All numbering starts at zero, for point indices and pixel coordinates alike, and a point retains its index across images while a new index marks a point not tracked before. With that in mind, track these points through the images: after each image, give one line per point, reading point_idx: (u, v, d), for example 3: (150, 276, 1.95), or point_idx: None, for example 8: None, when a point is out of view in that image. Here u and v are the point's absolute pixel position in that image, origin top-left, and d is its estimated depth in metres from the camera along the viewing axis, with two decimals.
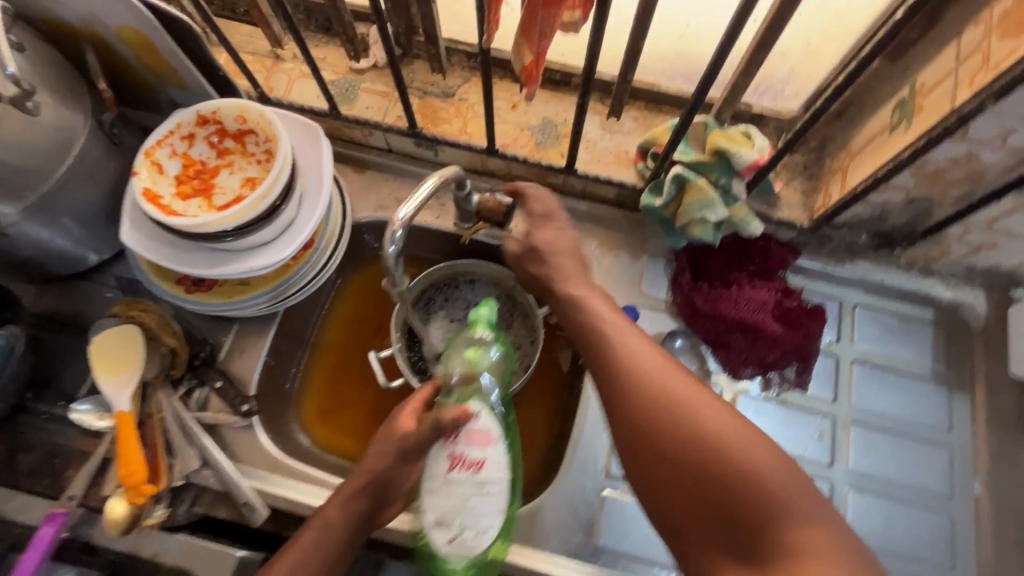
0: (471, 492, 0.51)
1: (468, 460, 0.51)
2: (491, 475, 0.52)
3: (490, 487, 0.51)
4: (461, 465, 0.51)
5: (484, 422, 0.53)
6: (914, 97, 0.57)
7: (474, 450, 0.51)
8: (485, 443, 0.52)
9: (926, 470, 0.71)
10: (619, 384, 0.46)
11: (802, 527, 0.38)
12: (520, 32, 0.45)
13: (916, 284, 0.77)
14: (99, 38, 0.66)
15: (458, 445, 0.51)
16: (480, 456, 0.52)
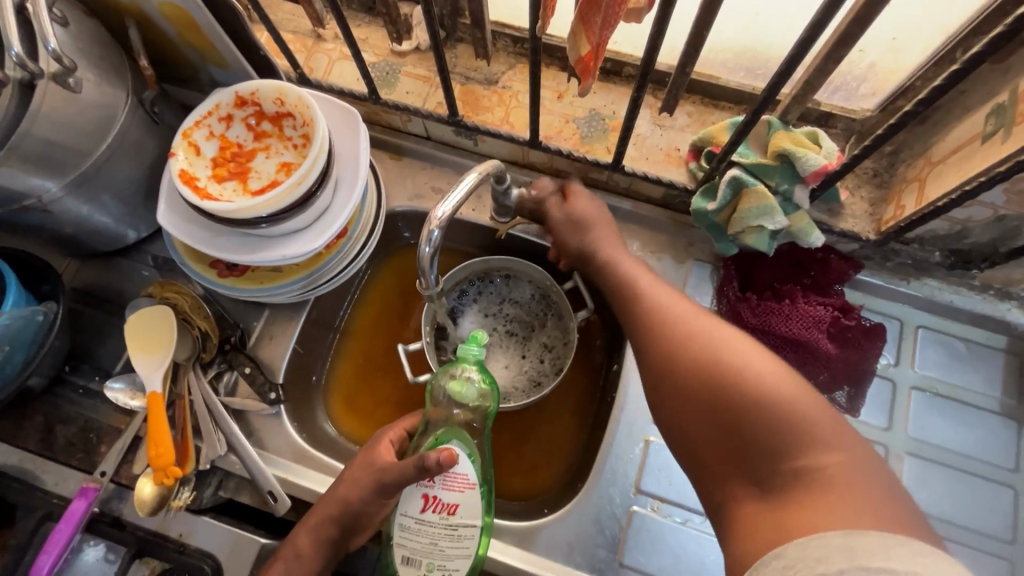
0: (443, 535, 0.54)
1: (443, 502, 0.55)
2: (465, 519, 0.55)
3: (462, 532, 0.55)
4: (435, 507, 0.55)
5: (463, 467, 0.55)
6: (1016, 104, 0.50)
7: (450, 493, 0.55)
8: (462, 487, 0.55)
9: (986, 511, 0.66)
10: (682, 344, 0.50)
11: (837, 484, 0.39)
12: (580, 21, 0.42)
13: (991, 308, 0.70)
14: (142, 14, 0.64)
15: (434, 487, 0.55)
16: (455, 499, 0.55)
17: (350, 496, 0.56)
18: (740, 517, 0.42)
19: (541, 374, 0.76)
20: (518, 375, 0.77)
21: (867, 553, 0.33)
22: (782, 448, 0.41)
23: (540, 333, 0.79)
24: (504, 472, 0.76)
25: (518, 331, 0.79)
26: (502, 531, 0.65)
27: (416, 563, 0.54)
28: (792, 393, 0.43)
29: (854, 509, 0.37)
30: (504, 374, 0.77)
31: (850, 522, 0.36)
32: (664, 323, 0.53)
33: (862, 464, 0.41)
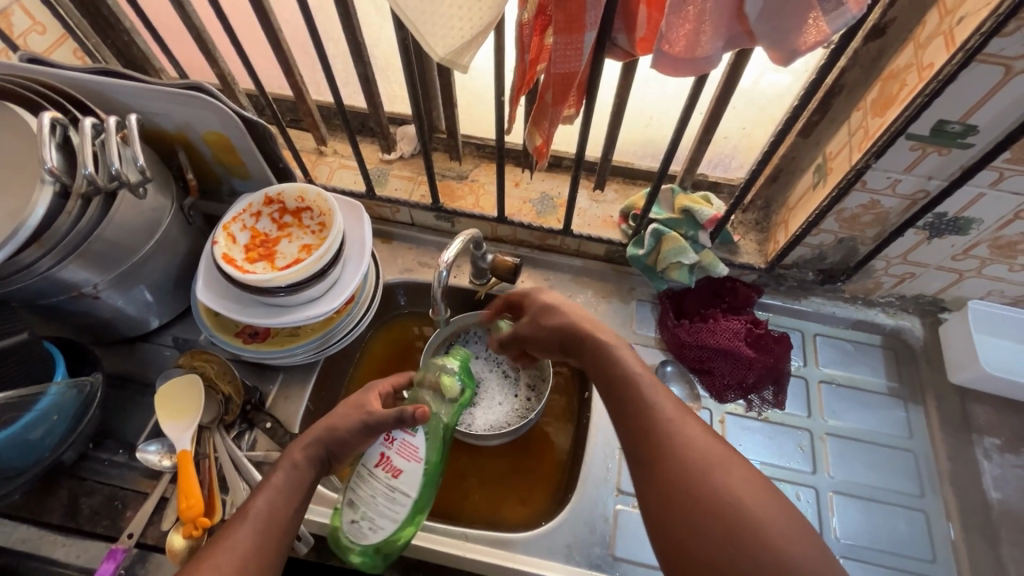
0: (383, 492, 0.63)
1: (391, 464, 0.64)
2: (405, 485, 0.64)
3: (397, 495, 0.63)
4: (384, 466, 0.64)
5: (417, 440, 0.65)
6: (826, 162, 0.75)
7: (400, 459, 0.64)
8: (410, 458, 0.64)
9: (896, 473, 0.81)
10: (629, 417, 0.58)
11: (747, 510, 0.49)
12: (534, 122, 0.62)
13: (863, 314, 0.91)
14: (187, 141, 0.82)
15: (390, 450, 0.64)
16: (401, 466, 0.64)
17: (339, 423, 0.62)
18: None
19: (529, 408, 0.90)
20: (510, 411, 0.90)
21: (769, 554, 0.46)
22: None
23: (522, 375, 0.93)
24: (501, 498, 0.85)
25: (505, 374, 0.94)
26: (508, 542, 0.73)
27: (355, 508, 0.65)
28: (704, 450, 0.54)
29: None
30: (498, 411, 0.90)
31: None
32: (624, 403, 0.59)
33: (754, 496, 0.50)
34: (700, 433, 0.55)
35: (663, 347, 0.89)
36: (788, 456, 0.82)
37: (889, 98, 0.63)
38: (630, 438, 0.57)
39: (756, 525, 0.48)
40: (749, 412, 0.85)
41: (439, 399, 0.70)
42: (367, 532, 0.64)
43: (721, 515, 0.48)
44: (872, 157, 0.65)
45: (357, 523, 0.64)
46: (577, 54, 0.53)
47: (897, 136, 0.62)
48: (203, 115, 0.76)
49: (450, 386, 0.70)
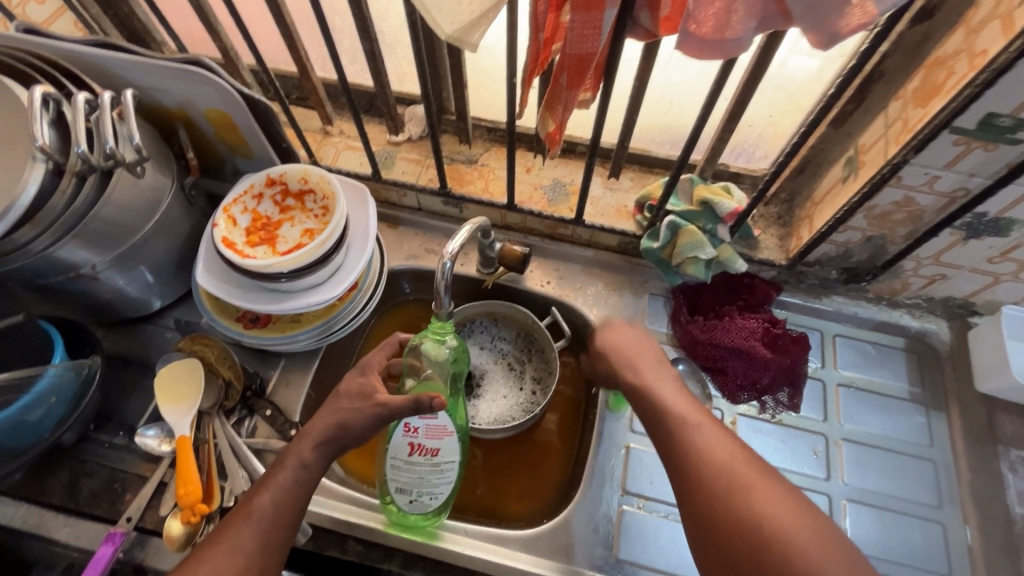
0: (429, 470, 0.68)
1: (424, 447, 0.67)
2: (446, 456, 0.68)
3: (443, 467, 0.68)
4: (419, 451, 0.67)
5: (441, 421, 0.67)
6: (858, 154, 0.70)
7: (431, 440, 0.67)
8: (441, 435, 0.67)
9: (914, 483, 0.78)
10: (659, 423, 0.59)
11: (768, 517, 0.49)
12: (546, 106, 0.58)
13: (886, 315, 0.87)
14: (188, 118, 0.80)
15: (418, 437, 0.67)
16: (435, 444, 0.68)
17: (349, 421, 0.59)
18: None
19: (534, 403, 0.88)
20: (514, 405, 0.88)
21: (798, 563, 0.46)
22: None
23: (528, 367, 0.91)
24: (503, 492, 0.84)
25: (510, 367, 0.92)
26: (507, 539, 0.72)
27: (407, 492, 0.68)
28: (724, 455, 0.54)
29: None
30: (502, 404, 0.89)
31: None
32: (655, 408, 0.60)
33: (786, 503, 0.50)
34: (750, 471, 0.52)
35: (675, 344, 0.86)
36: (802, 461, 0.79)
37: (933, 88, 0.58)
38: (676, 480, 0.55)
39: (809, 566, 0.46)
40: (762, 414, 0.82)
41: (433, 365, 0.68)
42: (427, 502, 0.69)
43: (774, 558, 0.47)
44: (911, 151, 0.61)
45: (417, 501, 0.69)
46: (596, 33, 0.49)
47: (941, 129, 0.57)
48: (203, 91, 0.74)
49: (439, 353, 0.68)
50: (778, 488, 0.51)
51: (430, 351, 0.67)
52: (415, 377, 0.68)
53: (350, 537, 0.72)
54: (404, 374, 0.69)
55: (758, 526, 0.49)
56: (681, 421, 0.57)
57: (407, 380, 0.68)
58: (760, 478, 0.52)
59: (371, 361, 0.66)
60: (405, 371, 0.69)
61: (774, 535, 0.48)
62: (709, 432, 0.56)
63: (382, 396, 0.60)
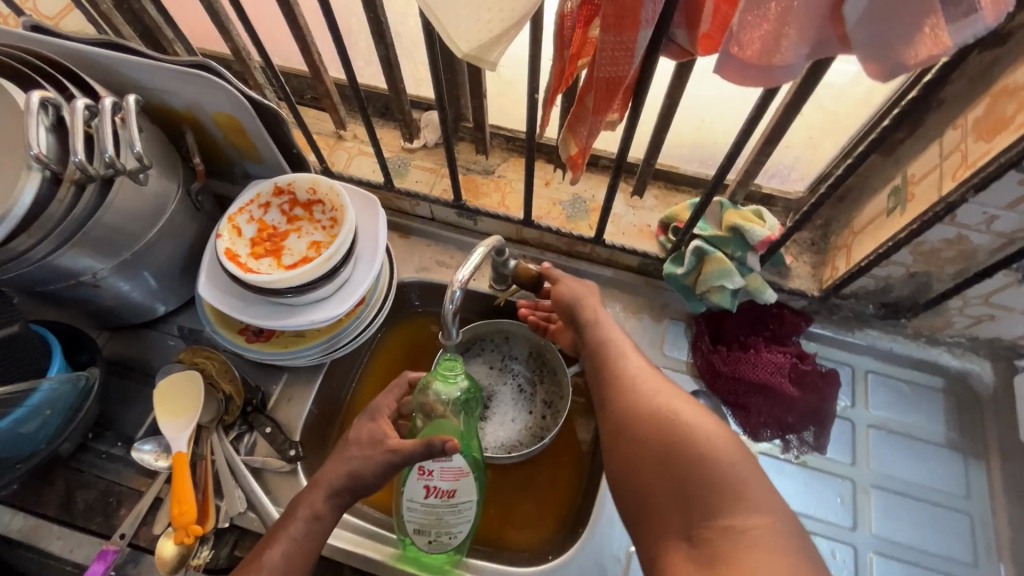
0: (446, 510, 0.66)
1: (440, 489, 0.65)
2: (463, 495, 0.66)
3: (460, 507, 0.66)
4: (435, 493, 0.65)
5: (455, 462, 0.65)
6: (907, 185, 0.64)
7: (445, 482, 0.65)
8: (456, 476, 0.65)
9: (948, 537, 0.72)
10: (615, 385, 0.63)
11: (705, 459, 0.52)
12: (569, 129, 0.54)
13: (925, 352, 0.81)
14: (196, 121, 0.77)
15: (432, 479, 0.65)
16: (451, 486, 0.65)
17: (361, 468, 0.60)
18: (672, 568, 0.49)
19: (543, 428, 0.84)
20: (523, 429, 0.85)
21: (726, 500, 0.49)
22: (714, 506, 0.49)
23: (539, 389, 0.87)
24: (507, 519, 0.81)
25: (520, 388, 0.88)
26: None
27: (426, 533, 0.66)
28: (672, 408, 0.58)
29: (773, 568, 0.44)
30: (510, 428, 0.85)
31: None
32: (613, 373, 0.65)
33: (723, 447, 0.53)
34: (669, 387, 0.61)
35: (695, 375, 0.81)
36: (826, 507, 0.74)
37: (998, 120, 0.52)
38: (608, 399, 0.64)
39: (725, 474, 0.51)
40: (786, 454, 0.77)
41: (445, 404, 0.65)
42: (446, 541, 0.67)
43: (705, 488, 0.50)
44: (970, 189, 0.55)
45: (436, 541, 0.67)
46: (628, 56, 0.44)
47: (1006, 167, 0.52)
48: (211, 95, 0.70)
49: (451, 392, 0.65)
50: (687, 398, 0.59)
51: (442, 391, 0.65)
52: (427, 416, 0.66)
53: (346, 565, 0.71)
54: (416, 414, 0.67)
55: (667, 423, 0.56)
56: (615, 349, 0.67)
57: (418, 420, 0.66)
58: (675, 392, 0.60)
59: (381, 405, 0.67)
60: (417, 411, 0.67)
61: (680, 427, 0.55)
62: (632, 357, 0.66)
63: (392, 442, 0.61)
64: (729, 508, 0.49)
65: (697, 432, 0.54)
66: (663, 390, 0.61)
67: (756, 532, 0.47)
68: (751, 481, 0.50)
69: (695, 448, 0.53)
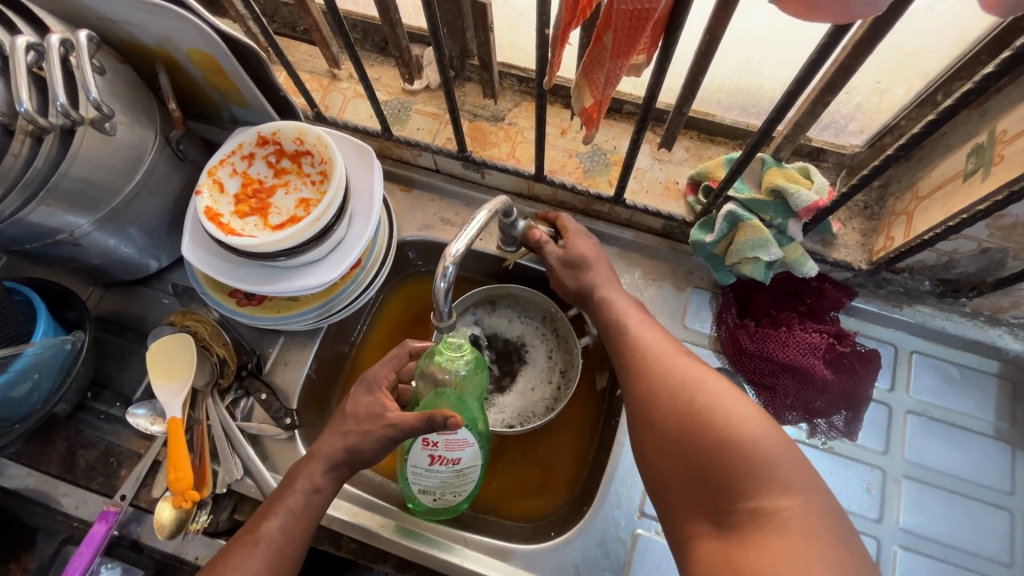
0: (451, 476, 0.64)
1: (445, 458, 0.62)
2: (468, 463, 0.63)
3: (466, 471, 0.64)
4: (440, 461, 0.62)
5: (461, 434, 0.61)
6: (994, 145, 0.53)
7: (451, 452, 0.62)
8: (463, 447, 0.61)
9: (983, 534, 0.67)
10: (634, 358, 0.59)
11: (731, 434, 0.47)
12: (583, 76, 0.45)
13: (981, 333, 0.73)
14: (171, 59, 0.69)
15: (438, 449, 0.61)
16: (457, 455, 0.62)
17: (360, 446, 0.57)
18: (698, 553, 0.46)
19: (557, 399, 0.79)
20: (537, 400, 0.80)
21: (761, 481, 0.45)
22: (740, 488, 0.45)
23: (557, 358, 0.82)
24: (512, 486, 0.79)
25: (537, 356, 0.83)
26: (510, 552, 0.67)
27: (431, 493, 0.65)
28: (697, 381, 0.53)
29: (804, 554, 0.40)
30: (526, 398, 0.81)
31: (791, 567, 0.40)
32: (631, 345, 0.60)
33: (754, 420, 0.48)
34: (685, 360, 0.56)
35: (718, 351, 0.74)
36: (850, 497, 0.69)
37: None
38: (624, 371, 0.59)
39: (756, 454, 0.46)
40: (811, 439, 0.71)
41: (451, 378, 0.60)
42: (451, 499, 0.66)
43: (732, 466, 0.46)
44: None
45: (440, 498, 0.66)
46: None
47: None
48: (181, 29, 0.62)
49: (455, 366, 0.59)
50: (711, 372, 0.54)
51: (446, 366, 0.59)
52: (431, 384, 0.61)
53: (344, 534, 0.70)
54: (418, 382, 0.61)
55: (685, 403, 0.52)
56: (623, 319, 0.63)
57: (422, 387, 0.61)
58: (695, 363, 0.56)
59: (377, 376, 0.62)
60: (419, 378, 0.61)
61: (700, 404, 0.50)
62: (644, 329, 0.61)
63: (392, 416, 0.57)
64: (758, 490, 0.44)
65: (717, 409, 0.49)
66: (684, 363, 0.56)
67: (786, 512, 0.43)
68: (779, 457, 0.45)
69: (716, 426, 0.48)
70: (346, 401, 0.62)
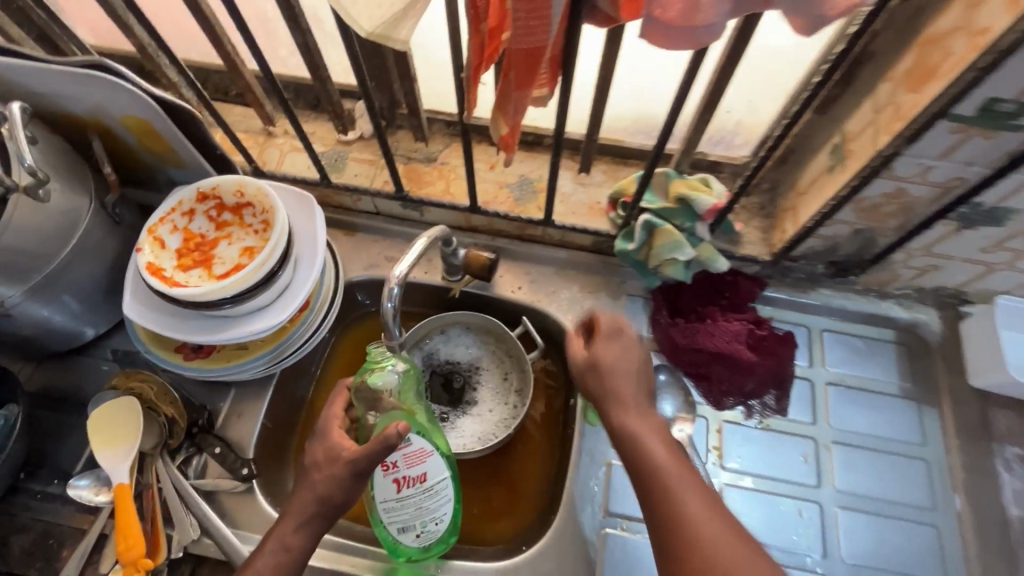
0: (422, 497, 0.64)
1: (410, 478, 0.63)
2: (434, 477, 0.64)
3: (437, 489, 0.64)
4: (407, 484, 0.63)
5: (417, 444, 0.62)
6: (844, 142, 0.64)
7: (412, 469, 0.62)
8: (422, 460, 0.63)
9: (906, 485, 0.74)
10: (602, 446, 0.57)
11: (703, 546, 0.48)
12: (497, 107, 0.51)
13: (874, 307, 0.83)
14: (104, 127, 0.71)
15: (399, 470, 0.62)
16: (420, 470, 0.63)
17: (329, 495, 0.57)
18: None
19: (515, 416, 0.82)
20: (496, 421, 0.82)
21: None
22: None
23: (512, 377, 0.85)
24: (484, 504, 0.80)
25: (492, 379, 0.85)
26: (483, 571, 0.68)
27: (412, 527, 0.65)
28: (664, 472, 0.53)
29: None
30: (486, 420, 0.82)
31: None
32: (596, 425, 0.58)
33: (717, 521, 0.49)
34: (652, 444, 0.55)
35: (656, 350, 0.80)
36: (789, 468, 0.75)
37: (926, 71, 0.52)
38: None
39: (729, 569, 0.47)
40: (748, 420, 0.77)
41: (388, 390, 0.63)
42: (434, 529, 0.66)
43: None
44: (903, 142, 0.55)
45: (423, 532, 0.65)
46: (543, 25, 0.42)
47: (935, 116, 0.52)
48: (115, 97, 0.65)
49: (387, 378, 0.62)
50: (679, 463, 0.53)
51: (377, 378, 0.62)
52: (375, 408, 0.63)
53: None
54: (360, 409, 0.63)
55: (654, 506, 0.51)
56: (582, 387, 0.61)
57: (369, 414, 0.63)
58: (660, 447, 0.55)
59: (328, 419, 0.62)
60: (360, 406, 0.63)
61: (669, 515, 0.50)
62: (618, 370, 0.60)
63: (349, 453, 0.57)
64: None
65: (687, 519, 0.49)
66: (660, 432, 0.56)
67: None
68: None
69: (687, 545, 0.48)
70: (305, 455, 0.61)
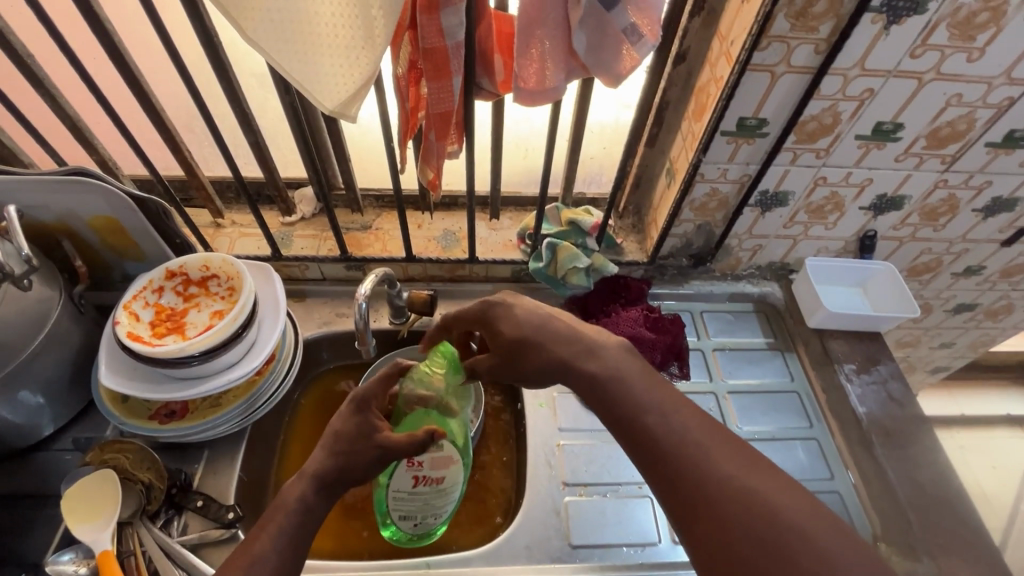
0: (433, 495, 0.72)
1: (428, 478, 0.71)
2: (449, 482, 0.72)
3: (447, 492, 0.73)
4: (423, 482, 0.71)
5: (446, 453, 0.70)
6: (672, 165, 0.90)
7: (432, 472, 0.70)
8: (446, 466, 0.70)
9: (787, 412, 0.94)
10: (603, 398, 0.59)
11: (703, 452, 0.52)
12: (423, 159, 0.69)
13: (734, 286, 1.06)
14: (73, 231, 0.81)
15: (420, 470, 0.70)
16: (439, 475, 0.71)
17: (352, 466, 0.61)
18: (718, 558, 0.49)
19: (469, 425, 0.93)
20: None
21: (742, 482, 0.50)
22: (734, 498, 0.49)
23: None
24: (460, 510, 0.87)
25: None
26: (471, 559, 0.75)
27: (411, 517, 0.74)
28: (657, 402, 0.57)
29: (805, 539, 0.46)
30: None
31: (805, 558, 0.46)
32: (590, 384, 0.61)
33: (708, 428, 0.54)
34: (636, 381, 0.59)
35: None
36: None
37: (702, 107, 0.79)
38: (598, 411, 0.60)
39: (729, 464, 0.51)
40: None
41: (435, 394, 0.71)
42: (430, 522, 0.75)
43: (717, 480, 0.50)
44: (702, 155, 0.81)
45: (421, 522, 0.75)
46: (450, 96, 0.61)
47: (714, 133, 0.78)
48: (88, 200, 0.76)
49: (439, 382, 0.71)
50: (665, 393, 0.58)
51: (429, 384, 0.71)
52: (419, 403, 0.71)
53: None
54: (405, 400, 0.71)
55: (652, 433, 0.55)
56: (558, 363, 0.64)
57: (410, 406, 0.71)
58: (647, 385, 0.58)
59: (369, 396, 0.64)
60: (405, 397, 0.71)
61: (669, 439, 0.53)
62: (570, 343, 0.64)
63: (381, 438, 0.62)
64: (774, 521, 0.47)
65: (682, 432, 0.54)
66: (641, 379, 0.59)
67: (814, 557, 0.45)
68: (834, 553, 0.45)
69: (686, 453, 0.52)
70: (331, 422, 0.64)
